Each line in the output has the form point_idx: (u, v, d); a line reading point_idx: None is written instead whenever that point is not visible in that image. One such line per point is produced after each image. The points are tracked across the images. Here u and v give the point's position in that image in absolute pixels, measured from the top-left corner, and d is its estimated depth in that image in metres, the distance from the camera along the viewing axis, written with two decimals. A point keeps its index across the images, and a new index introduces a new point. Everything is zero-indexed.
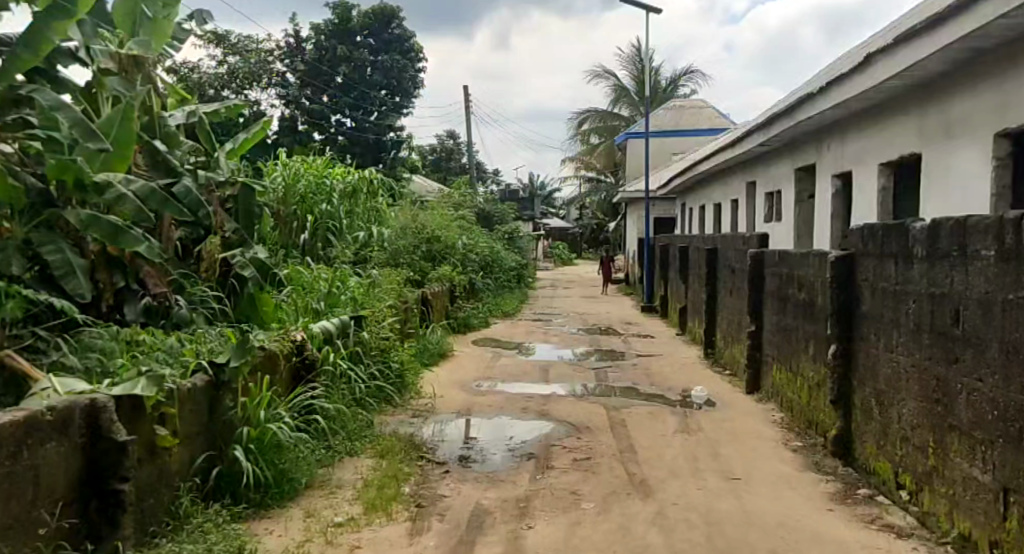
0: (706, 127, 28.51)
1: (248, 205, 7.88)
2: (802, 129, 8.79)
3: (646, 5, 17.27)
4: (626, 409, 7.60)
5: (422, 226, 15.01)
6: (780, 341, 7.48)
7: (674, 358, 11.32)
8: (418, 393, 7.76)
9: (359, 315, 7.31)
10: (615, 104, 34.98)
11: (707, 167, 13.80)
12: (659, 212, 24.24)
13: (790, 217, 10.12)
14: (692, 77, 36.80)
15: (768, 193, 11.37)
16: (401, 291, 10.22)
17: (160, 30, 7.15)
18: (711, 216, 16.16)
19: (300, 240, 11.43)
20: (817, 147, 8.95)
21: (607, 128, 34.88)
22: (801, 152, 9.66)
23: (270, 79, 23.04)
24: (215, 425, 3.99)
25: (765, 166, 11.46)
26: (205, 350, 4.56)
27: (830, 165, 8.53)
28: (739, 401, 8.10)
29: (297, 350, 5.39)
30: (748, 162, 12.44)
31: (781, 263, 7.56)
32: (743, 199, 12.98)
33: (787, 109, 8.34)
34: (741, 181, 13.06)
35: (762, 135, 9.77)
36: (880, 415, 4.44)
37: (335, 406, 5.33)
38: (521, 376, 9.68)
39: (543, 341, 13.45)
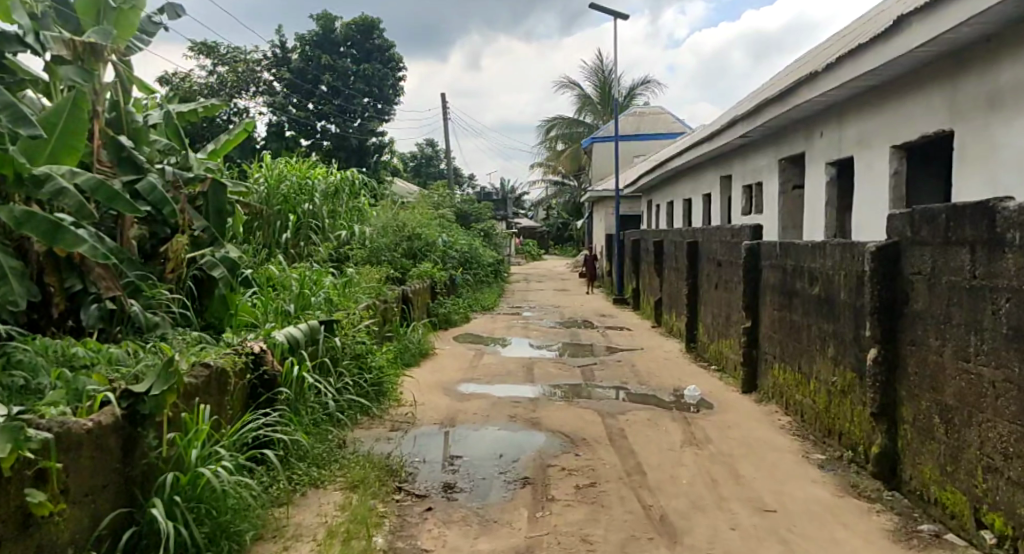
0: (668, 131, 28.22)
1: (219, 200, 7.17)
2: (792, 116, 8.15)
3: (615, 12, 17.10)
4: (623, 413, 6.94)
5: (402, 224, 14.35)
6: (785, 342, 6.75)
7: (659, 352, 10.65)
8: (399, 400, 7.05)
9: (329, 322, 6.57)
10: (579, 112, 34.32)
11: (680, 163, 13.25)
12: (628, 210, 23.73)
13: (774, 208, 9.46)
14: (648, 87, 36.68)
15: (746, 185, 10.76)
16: (380, 290, 9.49)
17: (127, 21, 6.18)
18: (679, 212, 15.66)
19: (283, 239, 10.79)
20: (806, 135, 8.30)
21: (570, 134, 34.29)
22: (785, 142, 9.03)
23: (257, 88, 22.06)
24: (131, 470, 3.30)
25: (741, 156, 10.85)
26: (124, 369, 3.78)
27: (823, 152, 7.86)
28: (739, 401, 7.44)
29: (248, 366, 4.68)
30: (723, 157, 11.86)
31: (784, 256, 6.86)
32: (716, 193, 12.42)
33: (778, 95, 7.67)
34: (714, 175, 12.48)
35: (747, 124, 9.13)
36: (958, 435, 3.81)
37: (298, 433, 4.65)
38: (506, 376, 8.96)
39: (523, 335, 12.76)
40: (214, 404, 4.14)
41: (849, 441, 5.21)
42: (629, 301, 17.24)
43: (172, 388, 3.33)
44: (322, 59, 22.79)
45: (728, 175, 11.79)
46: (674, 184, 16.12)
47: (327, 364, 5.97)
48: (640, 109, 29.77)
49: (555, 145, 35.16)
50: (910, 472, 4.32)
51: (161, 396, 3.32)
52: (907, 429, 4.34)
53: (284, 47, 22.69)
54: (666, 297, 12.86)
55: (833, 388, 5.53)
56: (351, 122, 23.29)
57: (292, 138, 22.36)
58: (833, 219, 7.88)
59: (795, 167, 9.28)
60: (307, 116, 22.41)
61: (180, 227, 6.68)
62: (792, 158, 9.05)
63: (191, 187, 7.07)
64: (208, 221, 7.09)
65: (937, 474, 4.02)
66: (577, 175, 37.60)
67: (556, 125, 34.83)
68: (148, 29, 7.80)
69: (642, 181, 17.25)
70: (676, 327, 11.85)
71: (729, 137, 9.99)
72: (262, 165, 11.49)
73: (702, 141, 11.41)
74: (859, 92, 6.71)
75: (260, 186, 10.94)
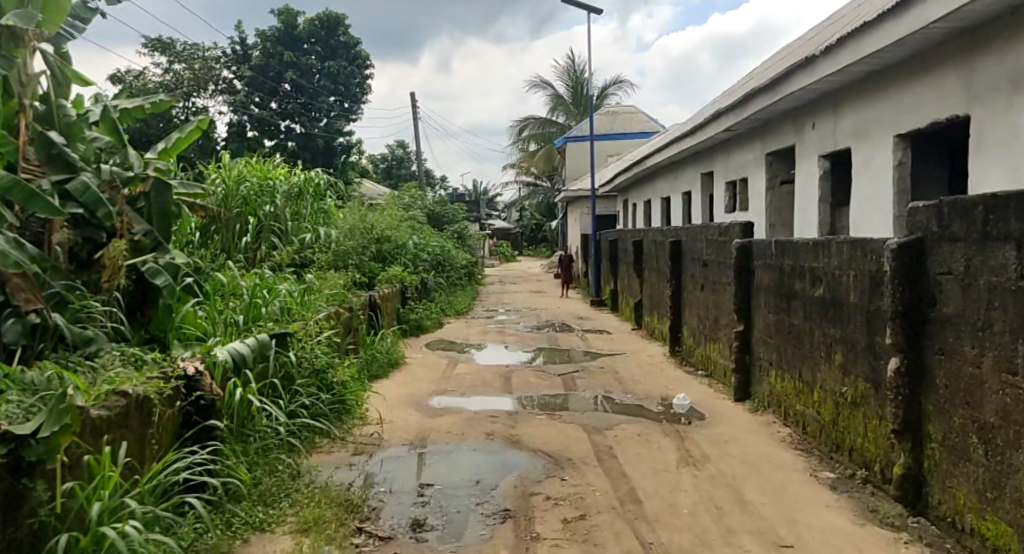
0: (641, 130, 27.88)
1: (163, 203, 6.56)
2: (782, 106, 7.68)
3: (588, 6, 16.63)
4: (611, 426, 6.46)
5: (371, 226, 13.75)
6: (784, 347, 6.25)
7: (643, 356, 10.15)
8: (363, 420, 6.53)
9: (280, 335, 5.98)
10: (551, 112, 33.87)
11: (659, 161, 12.78)
12: (603, 210, 23.28)
13: (760, 205, 9.01)
14: (620, 87, 36.33)
15: (729, 181, 10.31)
16: (344, 296, 8.91)
17: (57, 9, 5.58)
18: (657, 211, 15.23)
19: (243, 243, 10.21)
20: (796, 128, 7.84)
21: (542, 134, 33.79)
22: (771, 134, 8.58)
23: (216, 86, 21.27)
24: (18, 533, 2.96)
25: (723, 153, 10.41)
26: (20, 399, 3.39)
27: (815, 144, 7.41)
28: (732, 410, 6.94)
29: (177, 394, 4.28)
30: (704, 153, 11.40)
31: (781, 254, 6.36)
32: (696, 190, 11.96)
33: (768, 83, 7.21)
34: (694, 172, 12.03)
35: (732, 116, 8.65)
36: (1002, 457, 3.32)
37: (238, 474, 4.29)
38: (481, 387, 8.39)
39: (499, 340, 12.22)
40: (136, 440, 3.80)
41: (862, 456, 4.78)
42: (607, 303, 16.79)
43: (67, 428, 3.10)
44: (284, 56, 22.05)
45: (709, 171, 11.34)
46: (651, 181, 15.68)
47: (276, 384, 5.45)
48: (612, 108, 29.38)
49: (528, 145, 34.67)
50: (939, 497, 3.84)
51: (54, 437, 3.07)
52: (936, 448, 3.84)
53: (245, 44, 21.93)
54: (646, 298, 12.42)
55: (843, 399, 5.06)
56: (316, 122, 22.60)
57: (254, 138, 21.62)
58: (827, 216, 7.42)
59: (782, 161, 8.82)
60: (270, 114, 21.63)
61: (118, 231, 6.00)
62: (779, 151, 8.59)
63: (131, 187, 6.49)
64: (150, 224, 6.43)
65: (974, 499, 3.52)
66: (549, 175, 37.12)
67: (529, 125, 34.29)
68: (84, 17, 7.15)
69: (617, 180, 16.80)
70: (658, 330, 11.37)
71: (713, 131, 9.54)
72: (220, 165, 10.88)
73: (682, 137, 10.95)
74: (859, 77, 6.25)
75: (217, 187, 10.27)
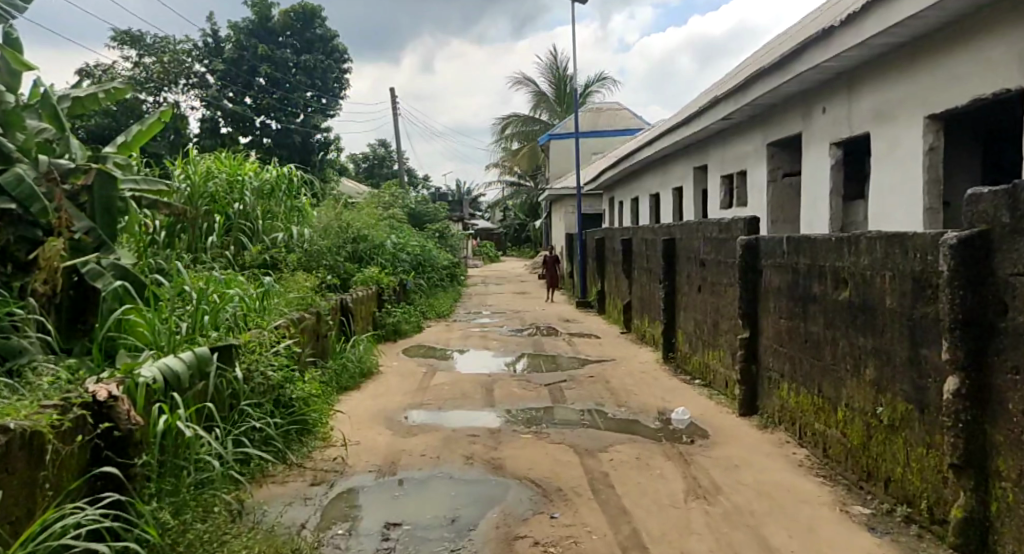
0: (625, 128, 27.24)
1: (107, 197, 5.88)
2: (789, 89, 7.02)
3: None
4: (607, 448, 5.73)
5: (345, 224, 12.97)
6: (799, 358, 5.57)
7: (634, 362, 9.43)
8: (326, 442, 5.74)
9: (224, 348, 5.22)
10: (534, 109, 33.18)
11: (647, 155, 12.09)
12: (588, 208, 22.58)
13: (761, 200, 8.31)
14: (604, 84, 35.67)
15: (724, 175, 9.62)
16: (311, 300, 8.10)
17: None
18: (645, 209, 14.54)
19: (210, 243, 9.64)
20: (803, 114, 7.15)
21: (525, 132, 33.10)
22: (773, 122, 7.90)
23: (189, 80, 20.26)
24: None
25: (718, 145, 9.72)
26: None
27: (826, 130, 6.69)
28: (737, 426, 6.24)
29: (77, 425, 3.37)
30: (697, 146, 10.70)
31: (795, 253, 5.67)
32: (688, 185, 11.26)
33: (776, 63, 6.54)
34: (685, 166, 11.35)
35: (732, 102, 7.96)
36: None
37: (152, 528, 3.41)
38: (460, 399, 7.62)
39: (480, 345, 11.45)
40: (18, 488, 2.93)
41: (902, 489, 4.17)
42: (593, 305, 16.08)
43: None
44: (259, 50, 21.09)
45: (701, 166, 10.66)
46: (638, 178, 14.99)
47: (209, 408, 4.63)
48: (597, 105, 28.72)
49: (510, 144, 33.94)
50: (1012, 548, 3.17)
51: None
52: (1011, 488, 3.17)
53: (218, 36, 20.99)
54: (635, 299, 11.71)
55: (877, 420, 4.44)
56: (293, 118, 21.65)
57: (228, 134, 20.67)
58: (839, 211, 6.73)
59: (785, 152, 8.13)
60: (244, 110, 20.66)
61: (56, 229, 5.36)
62: (783, 141, 7.91)
63: (74, 180, 5.84)
64: (92, 221, 5.76)
65: None
66: (532, 174, 36.42)
67: (512, 123, 33.54)
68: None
69: (603, 177, 16.12)
70: (649, 334, 10.64)
71: (708, 120, 8.84)
72: (187, 159, 10.38)
73: (673, 129, 10.27)
74: (884, 52, 5.60)
75: (183, 181, 9.85)
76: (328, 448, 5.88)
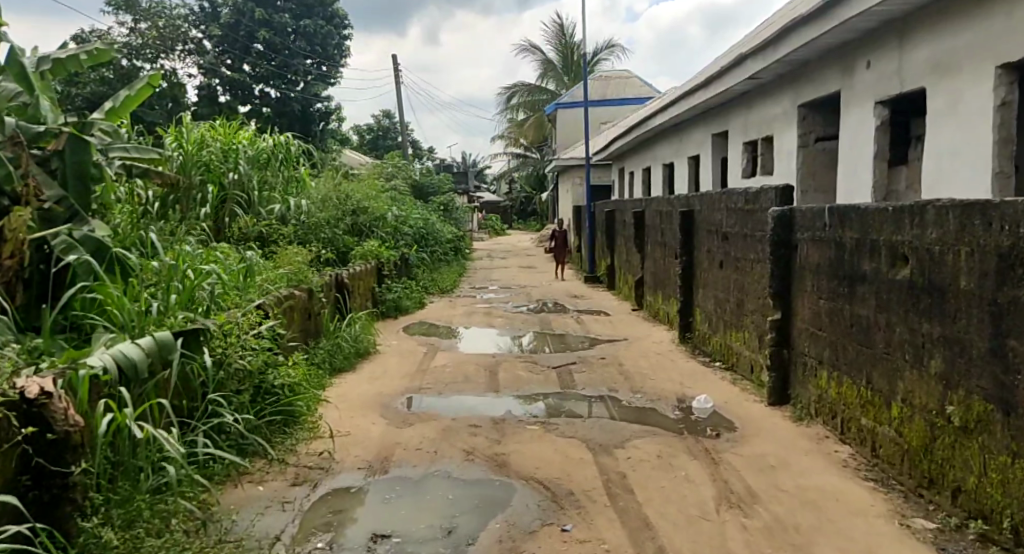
0: (636, 96, 26.38)
1: (80, 163, 5.52)
2: (828, 42, 6.31)
3: None
4: (625, 443, 5.12)
5: (343, 194, 12.30)
6: (843, 344, 4.96)
7: (648, 342, 8.77)
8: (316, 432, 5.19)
9: (189, 332, 4.64)
10: (541, 78, 32.26)
11: (662, 122, 11.33)
12: (597, 180, 21.79)
13: (790, 166, 7.61)
14: (612, 52, 34.58)
15: (747, 141, 8.91)
16: (303, 275, 7.48)
17: None
18: (657, 179, 13.83)
19: (203, 215, 9.09)
20: (844, 71, 6.44)
21: (532, 101, 32.24)
22: (806, 80, 7.18)
23: (185, 46, 19.44)
24: None
25: (741, 109, 9.00)
26: None
27: (871, 87, 6.04)
28: (768, 417, 5.61)
29: None
30: (715, 111, 9.94)
31: (840, 226, 5.05)
32: (705, 153, 10.55)
33: (816, 13, 5.82)
34: (702, 133, 10.63)
35: (762, 60, 7.23)
36: None
37: None
38: (462, 382, 7.01)
39: (485, 323, 10.82)
40: None
41: (975, 502, 3.61)
42: (603, 280, 15.42)
43: None
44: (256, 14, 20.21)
45: (721, 132, 9.95)
46: (650, 147, 14.27)
47: (165, 404, 4.09)
48: (606, 73, 27.83)
49: (517, 114, 33.07)
50: None
51: None
52: None
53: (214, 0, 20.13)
54: (648, 274, 11.04)
55: (943, 420, 3.89)
56: (293, 86, 20.85)
57: (226, 104, 19.93)
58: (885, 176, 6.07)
59: (818, 114, 7.43)
60: (243, 77, 19.89)
61: (23, 197, 5.03)
62: (817, 101, 7.20)
63: (44, 144, 5.61)
64: (64, 189, 5.43)
65: None
66: (539, 145, 35.58)
67: (518, 91, 32.60)
68: None
69: (612, 146, 15.38)
70: (664, 311, 9.98)
71: (731, 81, 8.12)
72: (180, 128, 9.78)
73: (691, 92, 9.55)
74: None
75: (175, 150, 9.23)
76: (314, 441, 5.24)
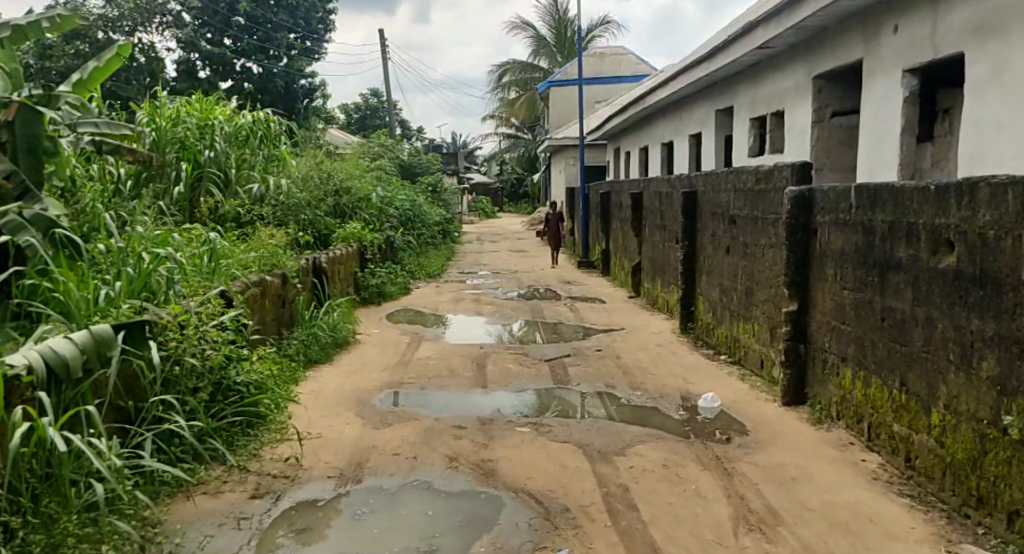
0: (631, 74, 25.74)
1: (32, 136, 5.04)
2: (852, 4, 5.75)
3: None
4: (627, 449, 4.58)
5: (325, 172, 11.66)
6: (872, 341, 4.47)
7: (647, 333, 8.24)
8: (290, 436, 4.60)
9: (133, 324, 3.65)
10: (534, 55, 31.52)
11: (661, 98, 10.74)
12: (591, 160, 21.18)
13: (803, 143, 7.08)
14: (607, 28, 33.75)
15: (754, 117, 8.36)
16: (277, 259, 6.89)
17: None
18: (655, 159, 13.27)
19: (176, 193, 8.45)
20: (871, 38, 5.90)
21: (525, 79, 31.53)
22: (826, 49, 6.61)
23: (162, 18, 18.59)
24: None
25: (748, 83, 8.43)
26: None
27: (899, 55, 5.57)
28: (784, 420, 5.09)
29: None
30: (719, 85, 9.36)
31: (870, 207, 4.50)
32: (708, 131, 9.99)
33: None
34: (705, 110, 10.06)
35: (776, 26, 6.65)
36: None
37: None
38: (446, 376, 6.45)
39: (473, 310, 10.24)
40: None
41: None
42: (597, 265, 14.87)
43: None
44: None
45: (725, 108, 9.40)
46: (647, 125, 13.69)
47: (93, 412, 3.19)
48: (600, 50, 27.14)
49: (508, 93, 32.34)
50: None
51: None
52: None
53: None
54: (646, 259, 10.49)
55: (997, 432, 3.37)
56: (276, 61, 20.07)
57: (205, 80, 19.14)
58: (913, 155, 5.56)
59: (834, 87, 6.90)
60: (223, 51, 19.08)
61: None
62: (835, 72, 6.65)
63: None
64: (13, 163, 4.97)
65: None
66: (531, 125, 34.89)
67: (509, 69, 31.85)
68: None
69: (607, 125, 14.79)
70: (663, 299, 9.44)
71: (739, 51, 7.55)
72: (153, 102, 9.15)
73: (694, 65, 8.97)
74: None
75: (147, 126, 8.64)
76: (279, 444, 4.44)
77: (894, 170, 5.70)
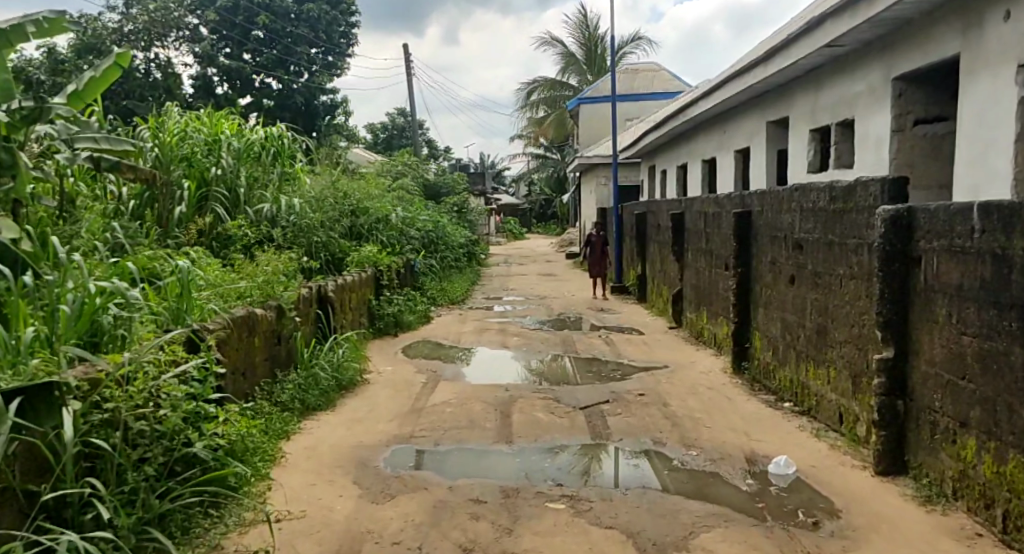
0: (664, 90, 24.82)
1: None
2: None
3: None
4: (688, 539, 3.60)
5: (344, 191, 10.88)
6: (1010, 405, 3.46)
7: (695, 373, 7.23)
8: (264, 515, 3.69)
9: (38, 388, 2.94)
10: (562, 72, 30.74)
11: (704, 111, 9.83)
12: (623, 179, 20.22)
13: (881, 155, 6.09)
14: (639, 44, 32.88)
15: (815, 128, 7.40)
16: (274, 289, 6.04)
17: None
18: (695, 177, 12.32)
19: (179, 212, 7.63)
20: (973, 29, 4.92)
21: (553, 97, 30.76)
22: (909, 46, 5.66)
23: (180, 33, 18.16)
24: None
25: (808, 90, 7.49)
26: None
27: (1014, 47, 4.58)
28: (883, 497, 4.06)
29: None
30: (772, 94, 8.41)
31: (1002, 233, 3.51)
32: (757, 145, 9.04)
33: None
34: (753, 122, 9.13)
35: (848, 20, 5.71)
36: None
37: None
38: (465, 428, 5.52)
39: (498, 342, 9.31)
40: None
41: None
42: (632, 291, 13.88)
43: None
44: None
45: (778, 120, 8.46)
46: (686, 142, 12.74)
47: None
48: (632, 66, 26.30)
49: (536, 111, 31.58)
50: None
51: None
52: None
53: None
54: (690, 287, 9.49)
55: None
56: (296, 76, 19.56)
57: (223, 95, 18.67)
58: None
59: (918, 91, 5.91)
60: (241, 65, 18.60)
61: None
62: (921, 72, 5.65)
63: None
64: None
65: None
66: (560, 144, 34.08)
67: (537, 87, 31.11)
68: None
69: (641, 142, 13.87)
70: (711, 333, 8.44)
71: (801, 52, 6.61)
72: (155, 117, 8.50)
73: (741, 72, 8.07)
74: None
75: (149, 141, 7.88)
76: (247, 532, 3.54)
77: (1007, 188, 4.68)
